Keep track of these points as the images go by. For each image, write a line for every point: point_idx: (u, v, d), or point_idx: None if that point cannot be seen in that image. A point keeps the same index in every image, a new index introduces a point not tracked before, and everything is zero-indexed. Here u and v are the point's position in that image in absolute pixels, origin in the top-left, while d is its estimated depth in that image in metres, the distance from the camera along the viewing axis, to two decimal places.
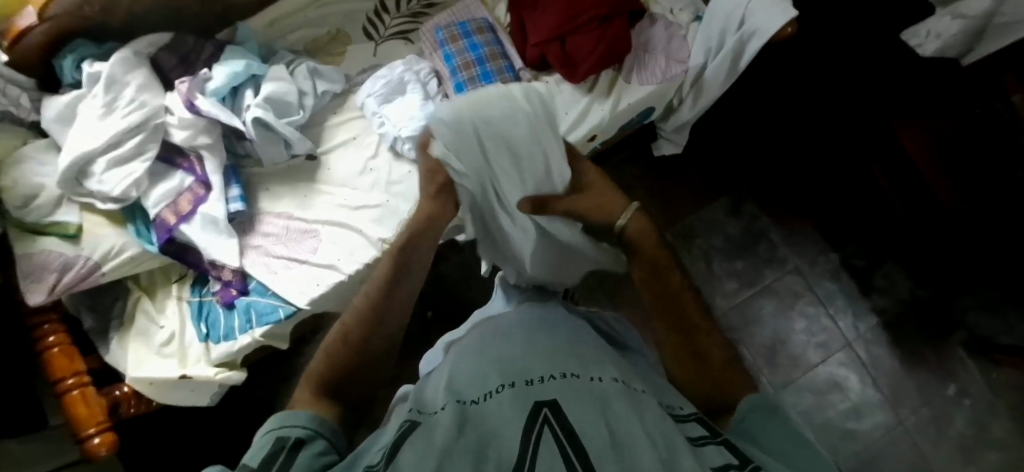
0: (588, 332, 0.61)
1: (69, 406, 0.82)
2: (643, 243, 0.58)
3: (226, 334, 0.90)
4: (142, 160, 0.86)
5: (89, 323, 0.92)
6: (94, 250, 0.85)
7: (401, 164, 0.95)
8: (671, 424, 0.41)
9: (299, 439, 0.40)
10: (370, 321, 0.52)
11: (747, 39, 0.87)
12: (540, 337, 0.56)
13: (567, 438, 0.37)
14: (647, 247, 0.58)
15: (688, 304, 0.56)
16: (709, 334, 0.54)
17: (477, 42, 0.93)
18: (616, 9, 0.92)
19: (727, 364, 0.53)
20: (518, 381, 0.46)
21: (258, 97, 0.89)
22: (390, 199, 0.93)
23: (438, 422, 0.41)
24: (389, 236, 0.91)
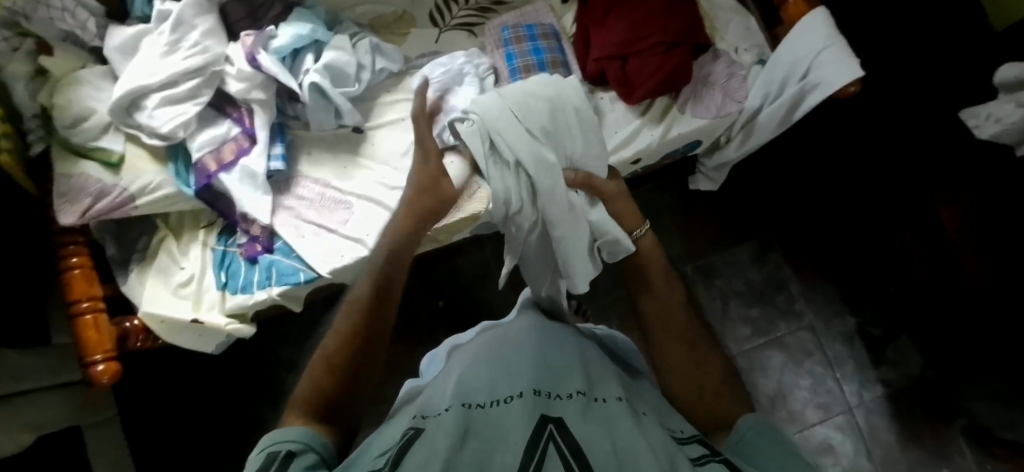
0: (594, 351, 0.64)
1: (80, 330, 0.83)
2: (654, 259, 0.66)
3: (245, 286, 0.91)
4: (194, 104, 0.87)
5: (111, 252, 0.92)
6: (132, 181, 0.86)
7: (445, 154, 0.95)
8: (673, 445, 0.45)
9: (290, 451, 0.43)
10: (352, 347, 0.53)
11: (808, 90, 0.87)
12: (551, 352, 0.61)
13: (572, 454, 0.42)
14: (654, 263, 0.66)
15: (684, 321, 0.60)
16: (703, 349, 0.58)
17: (541, 47, 0.92)
18: (683, 39, 0.92)
19: (722, 383, 0.56)
20: (525, 391, 0.51)
21: (318, 63, 0.90)
22: None
23: (444, 427, 0.45)
24: None
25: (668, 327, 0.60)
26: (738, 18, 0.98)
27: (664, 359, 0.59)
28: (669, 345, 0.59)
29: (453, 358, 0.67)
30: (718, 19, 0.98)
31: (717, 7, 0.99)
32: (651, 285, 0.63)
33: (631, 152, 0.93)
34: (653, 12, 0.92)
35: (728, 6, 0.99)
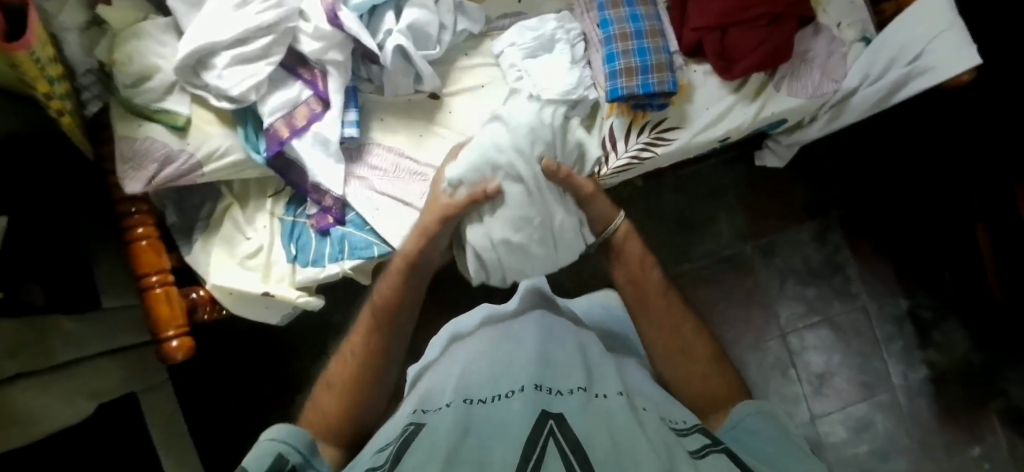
0: (592, 344, 0.65)
1: (151, 303, 0.78)
2: (631, 248, 0.67)
3: (316, 259, 0.87)
4: (266, 65, 0.79)
5: (173, 220, 0.87)
6: (198, 147, 0.80)
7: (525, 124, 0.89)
8: (672, 439, 0.45)
9: (293, 465, 0.50)
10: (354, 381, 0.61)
11: (913, 76, 0.84)
12: (555, 345, 0.62)
13: (572, 447, 0.43)
14: (624, 253, 0.67)
15: (665, 305, 0.64)
16: (689, 332, 0.63)
17: (639, 14, 0.86)
18: (790, 11, 0.86)
19: (709, 366, 0.60)
20: (528, 386, 0.52)
21: (399, 22, 0.82)
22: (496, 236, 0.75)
23: (445, 423, 0.48)
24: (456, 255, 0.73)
25: (657, 309, 0.63)
26: None
27: (661, 344, 0.62)
28: (662, 322, 0.63)
29: (455, 349, 0.70)
30: None
31: None
32: (637, 282, 0.65)
33: (718, 133, 0.89)
34: None
35: None
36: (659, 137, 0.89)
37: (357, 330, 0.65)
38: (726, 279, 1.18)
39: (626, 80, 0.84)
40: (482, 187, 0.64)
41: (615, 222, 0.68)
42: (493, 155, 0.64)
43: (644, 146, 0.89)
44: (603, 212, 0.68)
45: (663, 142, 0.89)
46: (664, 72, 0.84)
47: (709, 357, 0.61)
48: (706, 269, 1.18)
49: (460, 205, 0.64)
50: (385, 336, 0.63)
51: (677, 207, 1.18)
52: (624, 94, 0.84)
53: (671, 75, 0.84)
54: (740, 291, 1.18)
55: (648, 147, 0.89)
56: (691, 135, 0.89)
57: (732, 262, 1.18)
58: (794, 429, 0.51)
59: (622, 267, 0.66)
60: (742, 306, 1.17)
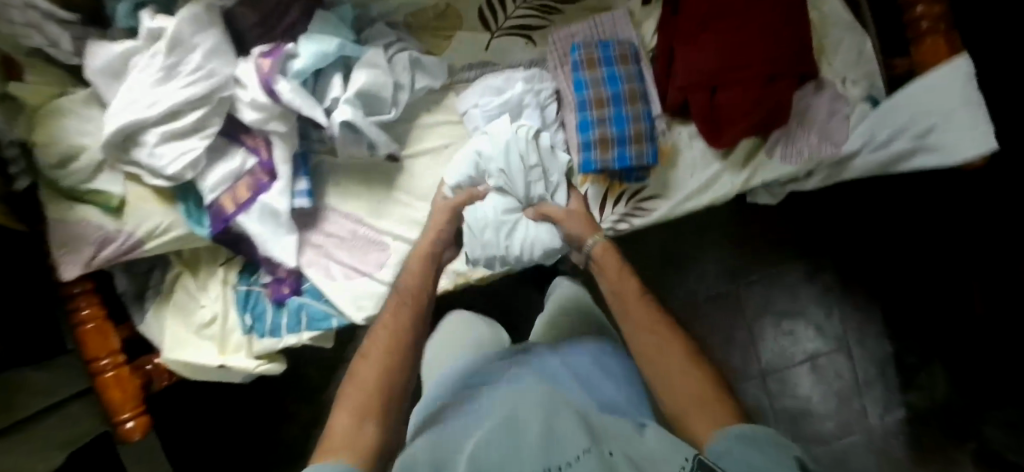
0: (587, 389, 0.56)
1: (102, 388, 0.77)
2: (610, 263, 0.63)
3: (273, 330, 0.84)
4: (202, 139, 0.73)
5: (124, 287, 0.84)
6: (137, 226, 0.75)
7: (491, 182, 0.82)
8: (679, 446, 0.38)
9: None
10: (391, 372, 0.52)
11: (920, 151, 0.75)
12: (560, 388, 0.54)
13: None
14: (603, 271, 0.63)
15: (644, 315, 0.56)
16: (669, 344, 0.53)
17: (619, 75, 0.76)
18: (791, 70, 0.75)
19: (693, 373, 0.50)
20: None
21: (348, 88, 0.73)
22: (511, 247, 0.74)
23: None
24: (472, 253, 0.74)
25: (643, 331, 0.55)
26: (852, 37, 0.79)
27: (644, 371, 0.53)
28: (644, 340, 0.54)
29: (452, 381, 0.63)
30: (829, 36, 0.80)
31: (829, 17, 0.81)
32: (617, 293, 0.60)
33: (703, 203, 0.82)
34: (762, 31, 0.74)
35: (842, 18, 0.80)
36: (638, 207, 0.81)
37: (384, 308, 0.59)
38: (710, 319, 1.15)
39: (601, 152, 0.75)
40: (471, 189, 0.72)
41: (598, 237, 0.66)
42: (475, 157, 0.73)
43: (621, 217, 0.81)
44: (583, 228, 0.67)
45: (641, 213, 0.81)
46: (642, 144, 0.75)
47: (687, 352, 0.52)
48: (690, 310, 1.14)
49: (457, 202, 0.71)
50: (414, 320, 0.58)
51: (662, 246, 1.13)
52: (598, 167, 0.76)
53: (651, 146, 0.76)
54: (724, 332, 1.15)
55: (623, 219, 0.81)
56: (673, 206, 0.81)
57: (717, 302, 1.15)
58: (791, 444, 0.40)
59: (604, 279, 0.62)
60: (724, 347, 1.15)
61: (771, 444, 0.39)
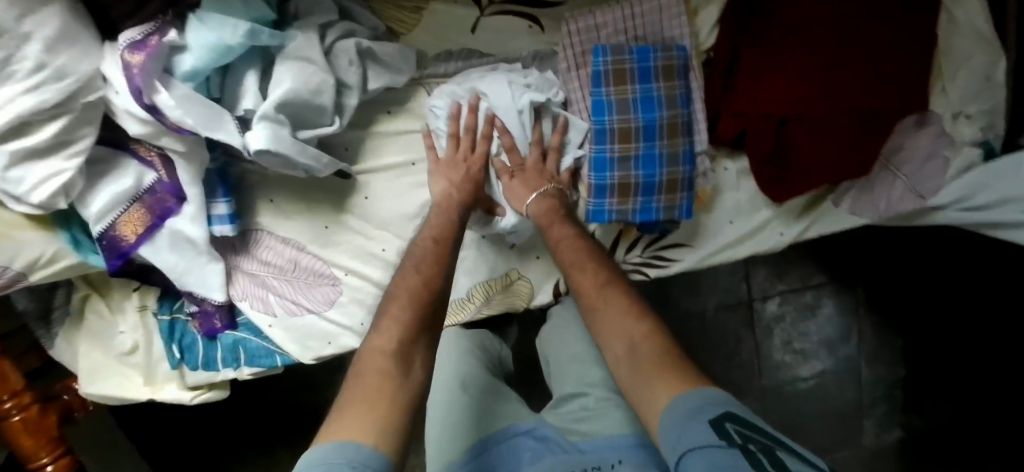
0: None
1: (10, 434, 0.67)
2: (553, 216, 0.55)
3: (207, 363, 0.71)
4: (72, 157, 0.54)
5: (23, 306, 0.69)
6: (13, 259, 0.58)
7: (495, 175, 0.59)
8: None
9: None
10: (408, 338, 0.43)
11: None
12: None
13: None
14: (545, 226, 0.55)
15: (594, 266, 0.51)
16: (614, 295, 0.48)
17: (654, 97, 0.53)
18: (890, 108, 0.52)
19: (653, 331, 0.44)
20: None
21: (268, 99, 0.52)
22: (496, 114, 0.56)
23: None
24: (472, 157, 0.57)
25: (596, 276, 0.50)
26: (983, 58, 0.54)
27: (592, 314, 0.48)
28: (594, 289, 0.49)
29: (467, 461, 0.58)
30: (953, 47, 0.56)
31: (960, 23, 0.54)
32: (554, 239, 0.54)
33: (740, 254, 0.62)
34: (857, 50, 0.51)
35: (976, 26, 0.54)
36: (656, 258, 0.63)
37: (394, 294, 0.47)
38: (714, 333, 1.00)
39: (617, 200, 0.55)
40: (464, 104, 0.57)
41: (540, 192, 0.56)
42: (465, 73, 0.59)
43: (632, 268, 0.63)
44: (523, 185, 0.57)
45: (660, 264, 0.63)
46: (675, 191, 0.55)
47: (638, 308, 0.46)
48: (694, 324, 0.99)
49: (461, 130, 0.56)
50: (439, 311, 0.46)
51: None
52: (612, 220, 0.56)
53: (686, 197, 0.56)
54: (728, 347, 1.01)
55: (637, 271, 0.63)
56: (701, 254, 0.62)
57: (726, 314, 1.00)
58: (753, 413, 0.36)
59: (551, 225, 0.55)
60: (727, 365, 1.01)
61: (688, 421, 0.35)
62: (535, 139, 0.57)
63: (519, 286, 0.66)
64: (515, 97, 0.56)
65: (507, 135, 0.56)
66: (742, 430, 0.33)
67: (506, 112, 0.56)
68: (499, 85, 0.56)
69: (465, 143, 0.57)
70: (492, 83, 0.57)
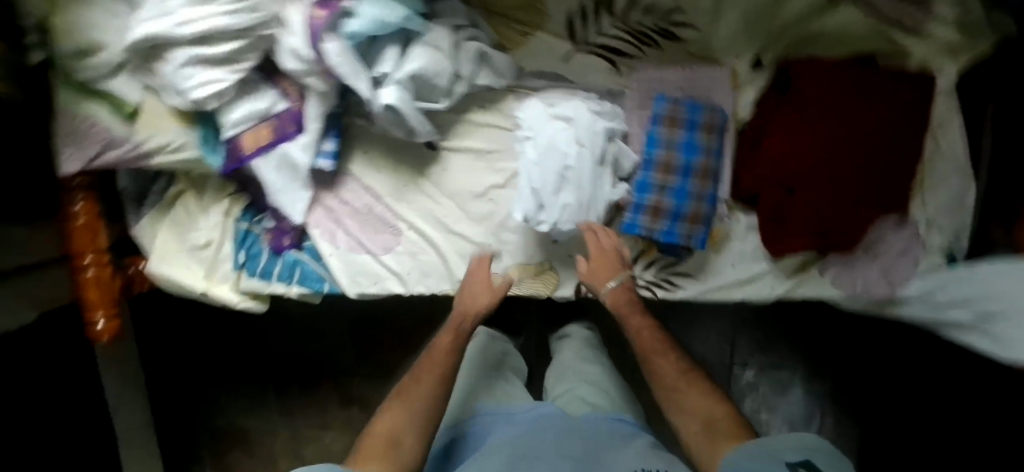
0: (630, 443, 0.63)
1: (81, 286, 0.76)
2: (631, 310, 0.69)
3: (263, 273, 0.82)
4: (233, 73, 0.67)
5: (125, 185, 0.81)
6: (147, 140, 0.71)
7: (554, 187, 0.65)
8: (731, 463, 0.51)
9: None
10: (406, 417, 0.60)
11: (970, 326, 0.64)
12: (576, 451, 0.61)
13: None
14: (625, 318, 0.69)
15: (675, 358, 0.65)
16: (693, 381, 0.62)
17: (697, 146, 0.67)
18: (873, 197, 0.67)
19: (718, 405, 0.59)
20: None
21: (401, 69, 0.66)
22: (571, 133, 0.65)
23: None
24: (541, 164, 0.66)
25: (672, 362, 0.64)
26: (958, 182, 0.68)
27: (665, 391, 0.62)
28: (677, 376, 0.62)
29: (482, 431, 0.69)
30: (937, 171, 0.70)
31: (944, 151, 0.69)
32: (636, 327, 0.68)
33: (736, 297, 0.74)
34: (857, 151, 0.66)
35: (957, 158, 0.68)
36: (665, 280, 0.75)
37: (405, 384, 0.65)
38: None
39: (649, 220, 0.68)
40: (547, 120, 0.66)
41: (618, 280, 0.69)
42: (550, 96, 0.70)
43: (645, 283, 0.75)
44: (599, 272, 0.69)
45: (667, 287, 0.75)
46: (696, 223, 0.68)
47: (709, 391, 0.61)
48: None
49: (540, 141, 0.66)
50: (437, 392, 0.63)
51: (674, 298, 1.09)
52: (641, 234, 0.69)
53: (704, 231, 0.69)
54: None
55: (648, 287, 0.76)
56: (703, 287, 0.74)
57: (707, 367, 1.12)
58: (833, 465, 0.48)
59: (632, 318, 0.69)
60: None
61: (772, 459, 0.48)
62: (599, 155, 0.65)
63: (547, 275, 0.78)
64: (589, 120, 0.66)
65: (577, 149, 0.65)
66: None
67: (578, 130, 0.65)
68: (578, 108, 0.66)
69: (552, 156, 0.65)
70: (570, 106, 0.67)
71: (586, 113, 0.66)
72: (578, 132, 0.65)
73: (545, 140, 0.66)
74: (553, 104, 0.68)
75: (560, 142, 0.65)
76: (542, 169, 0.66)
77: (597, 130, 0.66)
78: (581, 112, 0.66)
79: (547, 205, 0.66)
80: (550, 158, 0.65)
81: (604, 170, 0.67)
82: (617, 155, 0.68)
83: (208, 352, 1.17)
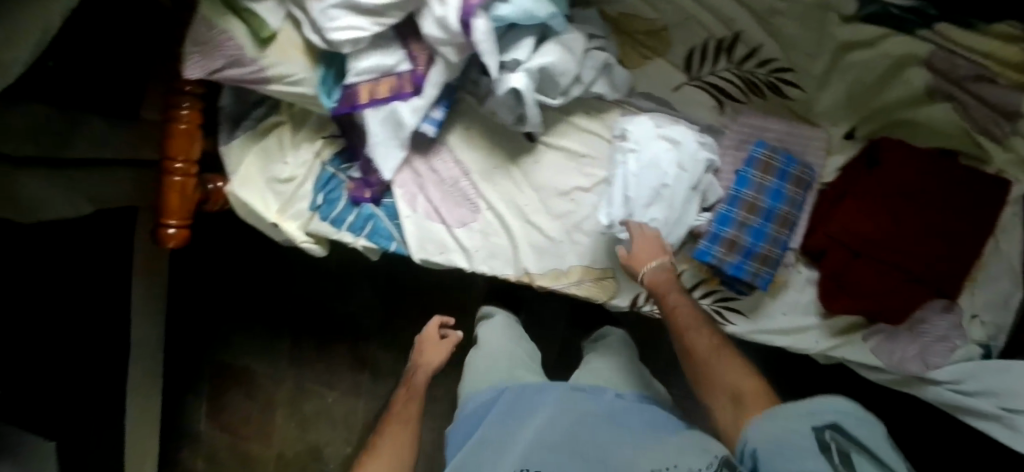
0: (652, 422, 0.63)
1: (164, 188, 0.77)
2: (665, 283, 0.67)
3: (335, 220, 0.84)
4: (374, 25, 0.70)
5: (224, 104, 0.83)
6: (271, 66, 0.74)
7: (648, 200, 0.70)
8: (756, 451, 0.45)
9: None
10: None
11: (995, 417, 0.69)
12: (596, 425, 0.62)
13: None
14: (659, 296, 0.67)
15: (704, 329, 0.61)
16: (721, 351, 0.58)
17: (783, 194, 0.71)
18: (931, 280, 0.72)
19: (744, 374, 0.54)
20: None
21: (533, 59, 0.70)
22: (676, 155, 0.70)
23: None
24: (639, 176, 0.70)
25: (702, 335, 0.60)
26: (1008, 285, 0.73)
27: (693, 365, 0.59)
28: (704, 346, 0.59)
29: (501, 399, 0.73)
30: None
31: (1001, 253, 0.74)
32: (668, 302, 0.66)
33: (779, 343, 0.79)
34: (926, 233, 0.70)
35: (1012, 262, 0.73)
36: (718, 312, 0.79)
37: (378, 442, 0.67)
38: None
39: (723, 251, 0.72)
40: (655, 137, 0.71)
41: (660, 261, 0.68)
42: (661, 118, 0.75)
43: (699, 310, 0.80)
44: (641, 251, 0.68)
45: (719, 319, 0.79)
46: (765, 265, 0.72)
47: (739, 360, 0.56)
48: None
49: (644, 155, 0.70)
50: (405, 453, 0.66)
51: None
52: (711, 263, 0.73)
53: (770, 273, 0.73)
54: None
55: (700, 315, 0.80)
56: (752, 328, 0.79)
57: None
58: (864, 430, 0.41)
59: (664, 293, 0.66)
60: None
61: (792, 423, 0.43)
62: (696, 180, 0.70)
63: (606, 282, 0.81)
64: (694, 147, 0.70)
65: (679, 170, 0.69)
66: (842, 446, 0.40)
67: (682, 154, 0.70)
68: (686, 134, 0.71)
69: (652, 172, 0.69)
70: (678, 130, 0.72)
71: (694, 140, 0.71)
72: (681, 155, 0.70)
73: (649, 156, 0.70)
74: (663, 125, 0.73)
75: (664, 161, 0.70)
76: (640, 181, 0.70)
77: (699, 157, 0.70)
78: (689, 138, 0.71)
79: (636, 214, 0.70)
80: (650, 173, 0.70)
81: (694, 195, 0.71)
82: (707, 185, 0.72)
83: (242, 286, 1.20)
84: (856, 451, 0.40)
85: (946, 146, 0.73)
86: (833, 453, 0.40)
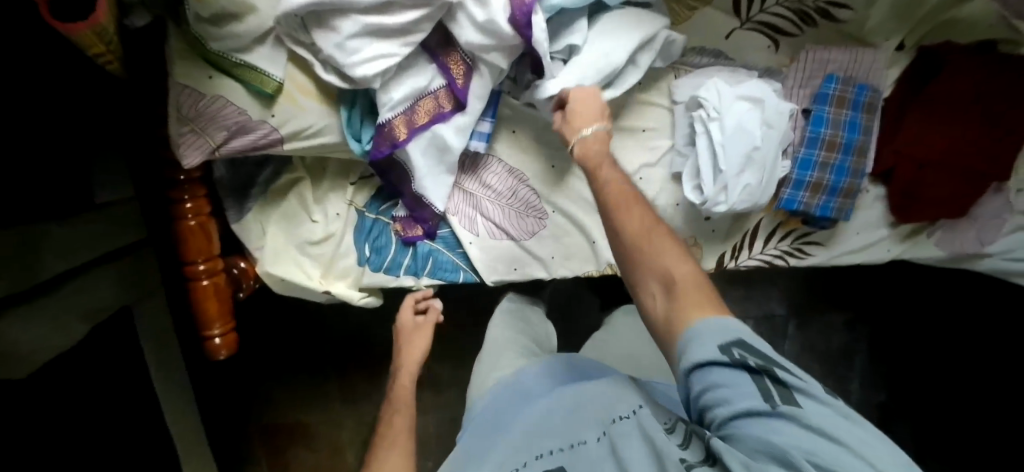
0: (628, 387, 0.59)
1: (196, 297, 0.65)
2: (590, 141, 0.56)
3: (391, 267, 0.75)
4: (405, 47, 0.58)
5: (220, 176, 0.68)
6: (284, 122, 0.60)
7: (742, 168, 0.66)
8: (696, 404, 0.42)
9: None
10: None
11: None
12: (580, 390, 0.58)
13: None
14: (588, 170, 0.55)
15: (636, 209, 0.50)
16: (660, 236, 0.48)
17: (859, 124, 0.71)
18: (991, 172, 0.75)
19: (695, 267, 0.46)
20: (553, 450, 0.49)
21: (591, 45, 0.62)
22: (763, 114, 0.66)
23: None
24: (727, 144, 0.66)
25: (639, 217, 0.49)
26: None
27: (637, 254, 0.48)
28: (641, 232, 0.49)
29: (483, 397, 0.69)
30: None
31: None
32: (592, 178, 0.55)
33: (854, 261, 0.83)
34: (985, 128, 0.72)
35: None
36: (798, 249, 0.81)
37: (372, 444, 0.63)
38: None
39: (809, 195, 0.72)
40: (738, 99, 0.67)
41: (592, 127, 0.57)
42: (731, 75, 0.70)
43: (780, 253, 0.81)
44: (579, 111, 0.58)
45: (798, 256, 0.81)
46: (848, 199, 0.74)
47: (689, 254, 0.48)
48: None
49: (730, 123, 0.66)
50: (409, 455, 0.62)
51: None
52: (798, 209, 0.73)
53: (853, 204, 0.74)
54: None
55: (783, 256, 0.81)
56: (830, 254, 0.81)
57: None
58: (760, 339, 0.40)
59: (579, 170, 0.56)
60: None
61: (707, 337, 0.40)
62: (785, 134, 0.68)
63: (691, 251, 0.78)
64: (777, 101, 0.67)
65: (768, 129, 0.66)
66: (760, 359, 0.38)
67: (769, 111, 0.66)
68: (765, 89, 0.68)
69: (741, 137, 0.66)
70: (751, 85, 0.68)
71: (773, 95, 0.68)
72: (768, 113, 0.66)
73: (736, 121, 0.66)
74: (739, 84, 0.68)
75: (751, 123, 0.66)
76: (734, 150, 0.65)
77: (783, 110, 0.67)
78: (768, 92, 0.68)
79: (732, 185, 0.67)
80: (741, 139, 0.66)
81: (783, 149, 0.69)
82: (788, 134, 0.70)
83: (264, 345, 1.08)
84: (782, 381, 0.37)
85: (987, 39, 0.73)
86: (756, 368, 0.38)
